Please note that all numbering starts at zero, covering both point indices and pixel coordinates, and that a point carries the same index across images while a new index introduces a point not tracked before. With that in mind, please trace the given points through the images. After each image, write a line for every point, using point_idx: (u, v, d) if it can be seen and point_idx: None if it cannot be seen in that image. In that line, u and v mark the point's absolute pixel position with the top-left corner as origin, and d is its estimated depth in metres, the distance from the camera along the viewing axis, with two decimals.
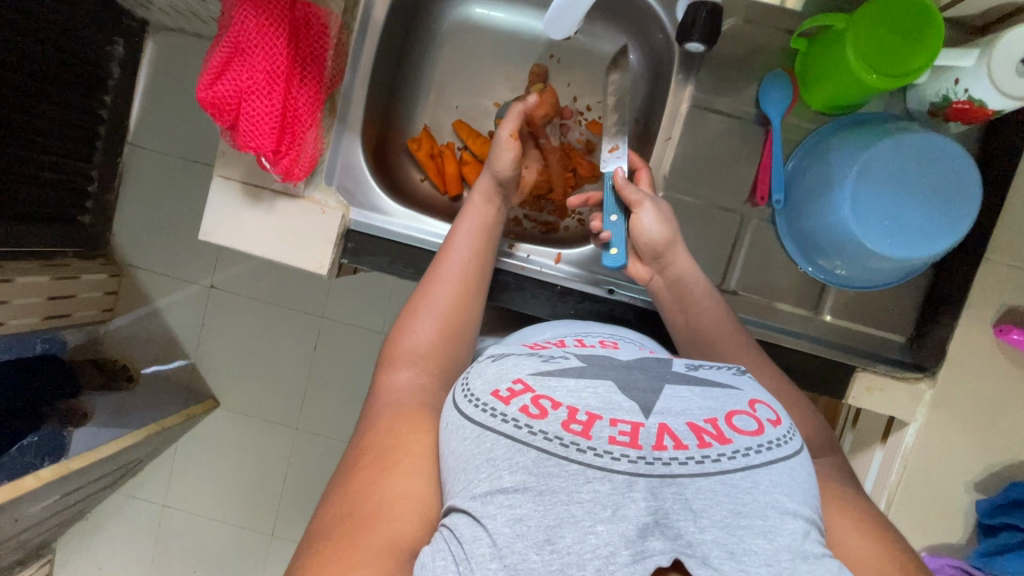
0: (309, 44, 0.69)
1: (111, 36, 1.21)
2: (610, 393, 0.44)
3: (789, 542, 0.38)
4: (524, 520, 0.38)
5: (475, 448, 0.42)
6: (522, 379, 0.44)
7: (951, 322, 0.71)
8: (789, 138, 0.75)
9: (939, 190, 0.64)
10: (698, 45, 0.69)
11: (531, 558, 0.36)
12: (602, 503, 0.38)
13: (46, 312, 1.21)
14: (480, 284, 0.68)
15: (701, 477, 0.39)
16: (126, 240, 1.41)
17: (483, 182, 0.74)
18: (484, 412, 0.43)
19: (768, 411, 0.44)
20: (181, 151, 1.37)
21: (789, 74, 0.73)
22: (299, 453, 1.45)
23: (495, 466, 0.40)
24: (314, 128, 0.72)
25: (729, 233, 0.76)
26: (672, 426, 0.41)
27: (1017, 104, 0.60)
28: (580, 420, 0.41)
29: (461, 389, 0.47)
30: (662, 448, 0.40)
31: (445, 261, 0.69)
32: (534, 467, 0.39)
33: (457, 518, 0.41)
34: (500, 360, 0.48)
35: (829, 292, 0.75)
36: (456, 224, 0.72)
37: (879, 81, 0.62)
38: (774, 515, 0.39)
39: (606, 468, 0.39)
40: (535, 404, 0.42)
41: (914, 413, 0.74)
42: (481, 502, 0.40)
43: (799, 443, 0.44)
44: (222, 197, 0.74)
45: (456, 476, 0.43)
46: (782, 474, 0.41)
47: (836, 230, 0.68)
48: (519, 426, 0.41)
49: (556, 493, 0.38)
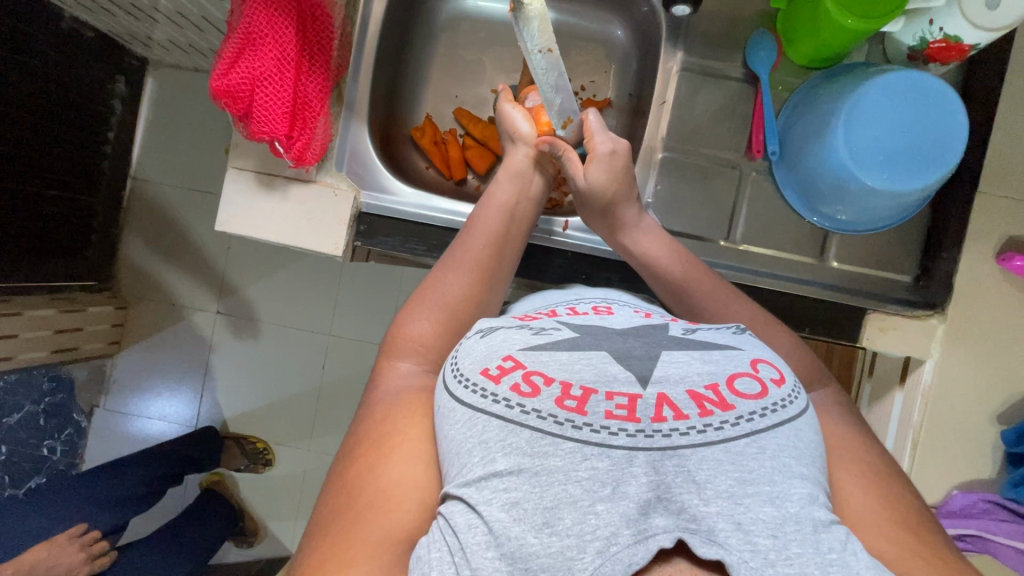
0: (316, 33, 0.73)
1: (113, 74, 1.26)
2: (605, 364, 0.43)
3: (796, 509, 0.37)
4: (519, 503, 0.37)
5: (468, 431, 0.41)
6: (511, 356, 0.43)
7: (954, 256, 0.73)
8: (778, 92, 0.79)
9: (940, 142, 0.66)
10: (684, 7, 0.73)
11: (530, 541, 0.35)
12: (601, 480, 0.37)
13: (53, 346, 1.22)
14: (503, 269, 0.65)
15: (704, 447, 0.39)
16: (132, 271, 1.43)
17: (517, 160, 0.73)
18: (474, 393, 0.42)
19: (772, 370, 0.44)
20: (182, 180, 1.40)
21: (772, 33, 0.77)
22: (314, 469, 1.43)
23: (488, 450, 0.39)
24: (323, 115, 0.75)
25: (730, 189, 0.79)
26: (671, 396, 0.41)
27: (991, 36, 0.64)
28: (574, 395, 0.40)
29: (451, 370, 0.45)
30: (662, 420, 0.39)
31: (471, 240, 0.65)
32: (528, 447, 0.38)
33: (452, 506, 0.39)
34: (488, 335, 0.46)
35: (832, 238, 0.77)
36: (480, 204, 0.69)
37: (858, 23, 0.65)
38: (782, 481, 0.38)
39: (603, 444, 0.38)
40: (526, 381, 0.41)
41: (929, 350, 0.75)
42: (476, 489, 0.38)
43: (805, 402, 0.44)
44: (237, 186, 0.76)
45: (450, 461, 0.41)
46: (788, 437, 0.40)
47: (835, 171, 0.70)
48: (510, 406, 0.40)
49: (552, 474, 0.37)
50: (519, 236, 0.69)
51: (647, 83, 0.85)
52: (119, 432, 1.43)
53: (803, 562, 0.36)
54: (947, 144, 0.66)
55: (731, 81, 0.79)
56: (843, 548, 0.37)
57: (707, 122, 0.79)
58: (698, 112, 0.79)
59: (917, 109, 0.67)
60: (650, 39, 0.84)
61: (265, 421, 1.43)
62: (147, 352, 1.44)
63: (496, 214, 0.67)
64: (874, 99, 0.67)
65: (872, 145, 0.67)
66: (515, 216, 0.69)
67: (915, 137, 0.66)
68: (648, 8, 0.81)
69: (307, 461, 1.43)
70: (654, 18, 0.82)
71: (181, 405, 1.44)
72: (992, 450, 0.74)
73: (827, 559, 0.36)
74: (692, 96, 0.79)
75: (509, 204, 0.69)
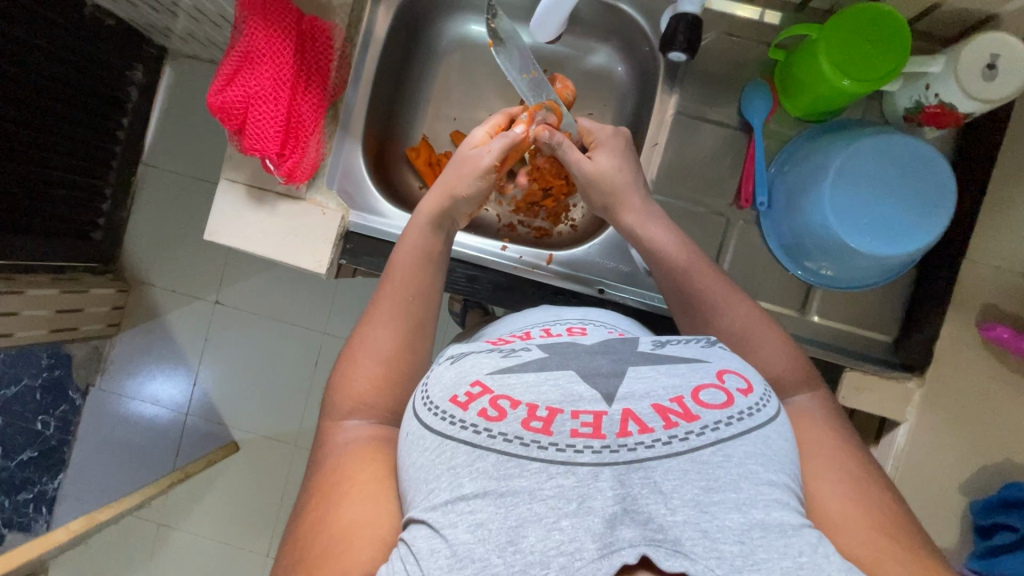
0: (315, 55, 0.74)
1: (131, 62, 1.27)
2: (571, 384, 0.43)
3: (763, 514, 0.37)
4: (485, 524, 0.37)
5: (436, 457, 0.41)
6: (480, 381, 0.43)
7: (936, 320, 0.73)
8: (772, 143, 0.79)
9: (907, 197, 0.67)
10: (680, 54, 0.73)
11: (493, 562, 0.35)
12: (566, 497, 0.37)
13: (52, 325, 1.24)
14: (427, 317, 0.64)
15: (669, 458, 0.39)
16: (134, 256, 1.44)
17: (435, 202, 0.70)
18: (443, 420, 0.42)
19: (738, 381, 0.44)
20: (192, 171, 1.42)
21: (769, 83, 0.77)
22: (296, 469, 1.44)
23: (456, 475, 0.39)
24: (317, 134, 0.76)
25: (716, 234, 0.79)
26: (636, 411, 0.41)
27: (985, 107, 0.64)
28: (540, 417, 0.41)
29: (420, 397, 0.45)
30: (626, 434, 0.39)
31: (389, 287, 0.65)
32: (494, 471, 0.38)
33: (416, 531, 0.39)
34: (458, 362, 0.47)
35: (815, 292, 0.77)
36: (398, 247, 0.68)
37: (853, 85, 0.66)
38: (749, 487, 0.38)
39: (569, 463, 0.38)
40: (493, 406, 0.41)
41: (904, 415, 0.75)
42: (442, 512, 0.38)
43: (774, 409, 0.44)
44: (229, 197, 0.77)
45: (417, 487, 0.41)
46: (755, 444, 0.40)
47: (821, 228, 0.70)
48: (478, 432, 0.40)
49: (516, 495, 0.37)
50: (439, 274, 0.68)
51: (642, 121, 0.85)
52: (113, 412, 1.46)
53: (771, 566, 0.35)
54: (930, 183, 0.66)
55: (727, 127, 0.79)
56: (814, 550, 0.36)
57: (698, 165, 0.79)
58: (691, 153, 0.79)
59: (891, 157, 0.67)
60: (649, 77, 0.84)
61: (254, 416, 1.45)
62: (145, 335, 1.45)
63: (411, 258, 0.67)
64: (867, 147, 0.67)
65: (862, 185, 0.67)
66: (434, 261, 0.68)
67: (883, 198, 0.67)
68: (649, 47, 0.81)
69: (291, 459, 1.44)
70: (654, 58, 0.82)
71: (175, 388, 1.46)
72: (962, 519, 0.73)
73: (798, 562, 0.36)
74: (687, 137, 0.79)
75: (429, 247, 0.68)
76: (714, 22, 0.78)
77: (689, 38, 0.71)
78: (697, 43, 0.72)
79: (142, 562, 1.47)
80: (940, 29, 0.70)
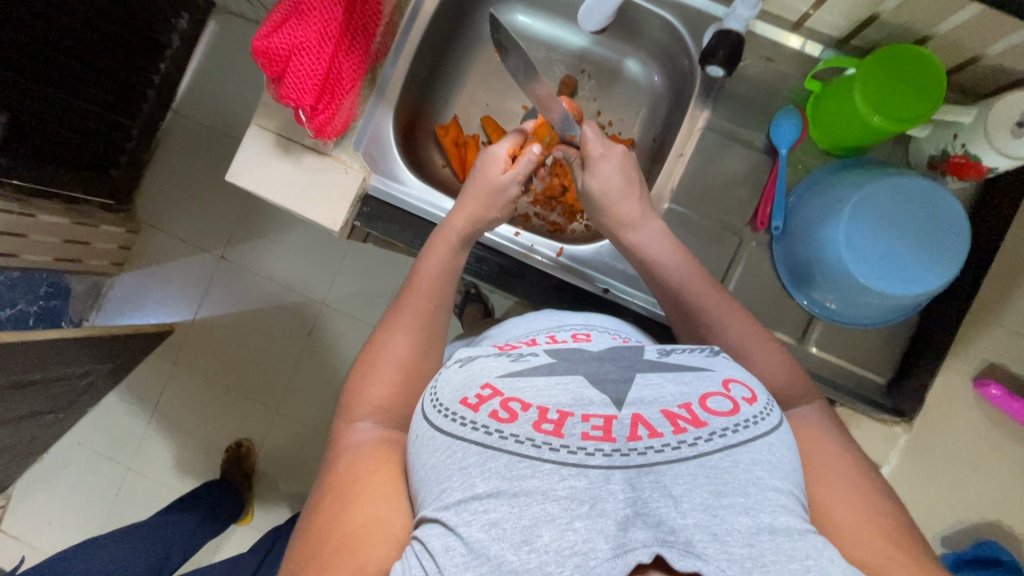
0: (364, 15, 0.74)
1: (179, 10, 1.29)
2: (581, 388, 0.44)
3: (769, 519, 0.37)
4: (499, 523, 0.36)
5: (447, 459, 0.41)
6: (489, 383, 0.43)
7: (934, 367, 0.74)
8: (794, 171, 0.80)
9: (914, 250, 0.67)
10: (718, 68, 0.74)
11: (509, 559, 0.35)
12: (579, 498, 0.37)
13: (58, 253, 1.23)
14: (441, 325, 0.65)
15: (679, 462, 0.39)
16: (149, 200, 1.45)
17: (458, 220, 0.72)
18: (453, 421, 0.42)
19: (743, 389, 0.44)
20: (219, 126, 1.44)
21: (800, 111, 0.78)
22: (272, 435, 1.44)
23: (467, 475, 0.39)
24: (352, 95, 0.77)
25: (728, 253, 0.80)
26: (646, 415, 0.41)
27: (1009, 163, 0.65)
28: (551, 419, 0.41)
29: (430, 401, 0.45)
30: (636, 438, 0.40)
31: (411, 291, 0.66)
32: (507, 471, 0.38)
33: (429, 530, 0.38)
34: (467, 365, 0.47)
35: (816, 324, 0.78)
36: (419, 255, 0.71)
37: (885, 123, 0.66)
38: (756, 492, 0.38)
39: (581, 464, 0.38)
40: (504, 408, 0.41)
41: (887, 457, 0.75)
42: (455, 512, 0.38)
43: (777, 418, 0.44)
44: (256, 144, 0.78)
45: (427, 488, 0.41)
46: (760, 451, 0.41)
47: (836, 268, 0.70)
48: (489, 433, 0.40)
49: (530, 495, 0.37)
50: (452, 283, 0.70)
51: (670, 133, 0.86)
52: None
53: (778, 569, 0.35)
54: (948, 235, 0.67)
55: (752, 149, 0.80)
56: (818, 553, 0.36)
57: (719, 185, 0.80)
58: (714, 170, 0.80)
59: (908, 206, 0.67)
60: (683, 90, 0.85)
61: (240, 374, 1.45)
62: (148, 277, 1.46)
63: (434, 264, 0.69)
64: (886, 189, 0.68)
65: (876, 229, 0.68)
66: (455, 272, 0.71)
67: (891, 250, 0.67)
68: (688, 60, 0.82)
69: (270, 425, 1.44)
70: (691, 72, 0.83)
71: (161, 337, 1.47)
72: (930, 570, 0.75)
73: (804, 565, 0.36)
74: (713, 154, 0.80)
75: (450, 258, 0.70)
76: (755, 46, 0.79)
77: (729, 55, 0.73)
78: (736, 61, 0.73)
79: (105, 508, 1.45)
80: (975, 85, 0.72)
